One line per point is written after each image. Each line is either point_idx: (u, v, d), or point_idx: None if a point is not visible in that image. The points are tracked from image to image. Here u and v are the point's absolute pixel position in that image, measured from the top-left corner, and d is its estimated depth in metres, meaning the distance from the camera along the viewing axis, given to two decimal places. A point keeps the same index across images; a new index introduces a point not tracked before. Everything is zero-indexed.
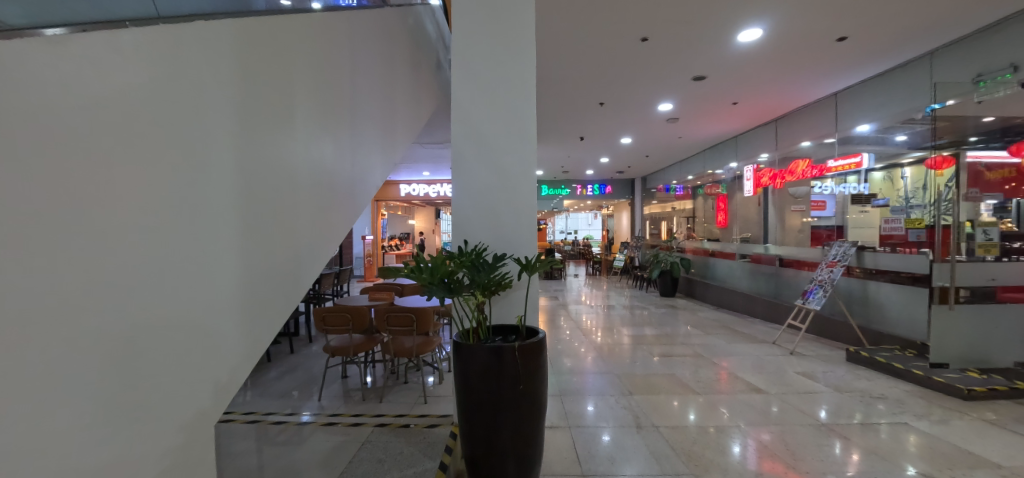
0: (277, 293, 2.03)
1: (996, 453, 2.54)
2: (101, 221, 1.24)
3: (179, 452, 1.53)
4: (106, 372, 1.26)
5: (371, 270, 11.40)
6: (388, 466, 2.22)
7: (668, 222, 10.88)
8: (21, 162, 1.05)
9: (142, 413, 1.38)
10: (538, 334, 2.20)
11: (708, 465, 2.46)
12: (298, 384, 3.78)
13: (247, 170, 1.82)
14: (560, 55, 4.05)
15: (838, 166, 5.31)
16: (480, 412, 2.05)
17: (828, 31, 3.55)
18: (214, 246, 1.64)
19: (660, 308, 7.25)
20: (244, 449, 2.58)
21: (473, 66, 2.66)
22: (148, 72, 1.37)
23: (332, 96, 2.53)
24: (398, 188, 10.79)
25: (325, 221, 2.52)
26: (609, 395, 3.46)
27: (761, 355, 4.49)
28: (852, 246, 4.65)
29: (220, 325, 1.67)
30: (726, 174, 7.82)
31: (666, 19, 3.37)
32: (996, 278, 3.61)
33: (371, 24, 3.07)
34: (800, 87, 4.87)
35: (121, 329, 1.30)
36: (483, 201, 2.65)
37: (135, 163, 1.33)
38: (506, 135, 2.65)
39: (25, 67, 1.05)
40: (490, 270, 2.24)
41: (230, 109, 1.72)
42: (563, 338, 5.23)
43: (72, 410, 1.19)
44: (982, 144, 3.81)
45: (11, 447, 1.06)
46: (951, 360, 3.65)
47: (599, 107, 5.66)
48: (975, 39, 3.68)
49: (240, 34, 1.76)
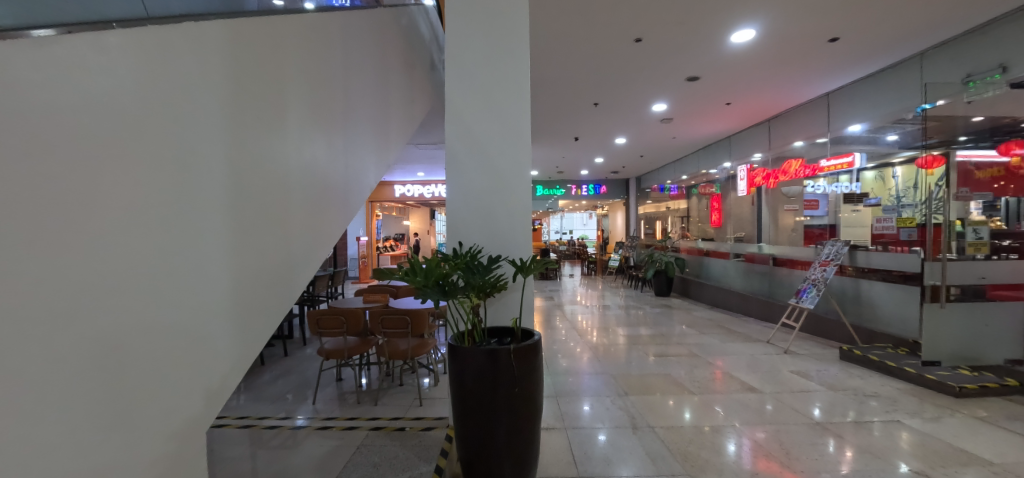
0: (270, 297, 2.01)
1: (987, 450, 2.56)
2: (89, 227, 1.22)
3: (171, 460, 1.51)
4: (95, 380, 1.25)
5: (366, 271, 11.37)
6: (383, 470, 2.20)
7: (662, 222, 10.92)
8: (5, 167, 1.02)
9: (134, 420, 1.36)
10: (533, 337, 2.19)
11: (704, 466, 2.46)
12: (292, 387, 3.76)
13: (239, 173, 1.79)
14: (555, 55, 4.03)
15: (830, 166, 5.37)
16: (476, 415, 2.04)
17: (820, 31, 3.56)
18: (205, 250, 1.62)
19: (655, 308, 7.26)
20: (237, 454, 2.56)
21: (465, 68, 2.65)
22: (136, 74, 1.35)
23: (325, 97, 2.51)
24: (393, 188, 10.69)
25: (319, 225, 2.50)
26: (605, 395, 3.46)
27: (755, 355, 4.52)
28: (845, 245, 4.71)
29: (210, 331, 1.65)
30: (720, 174, 7.85)
31: (661, 19, 3.37)
32: (986, 276, 3.67)
33: (364, 25, 3.05)
34: (793, 87, 4.89)
35: (111, 337, 1.28)
36: (478, 203, 2.65)
37: (122, 169, 1.30)
38: (500, 136, 2.65)
39: (6, 69, 1.01)
40: (485, 272, 2.22)
41: (219, 112, 1.69)
42: (558, 338, 5.23)
43: (62, 420, 1.17)
44: (971, 144, 3.79)
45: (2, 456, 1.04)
46: (942, 358, 3.70)
47: (594, 108, 5.66)
48: (964, 40, 3.72)
49: (227, 36, 1.73)
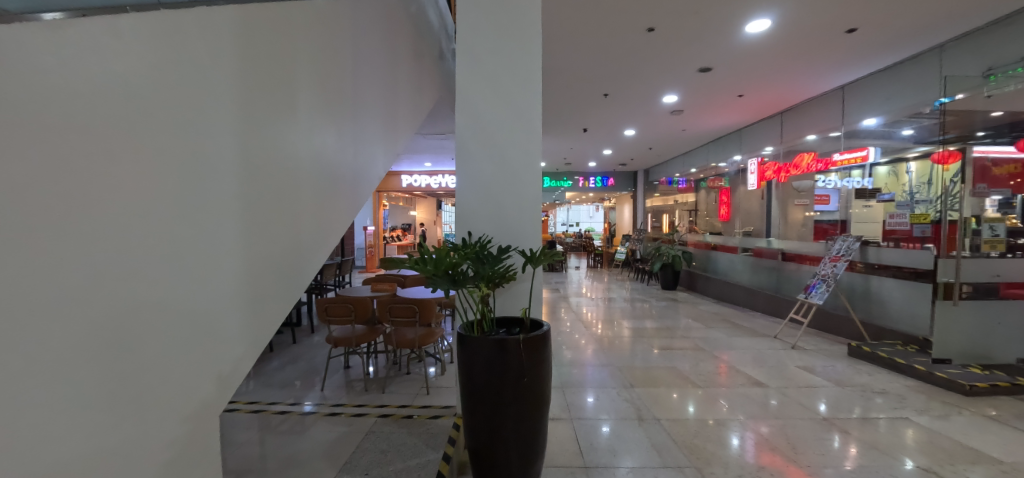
0: (282, 286, 2.03)
1: (996, 448, 2.55)
2: (100, 213, 1.22)
3: (182, 445, 1.53)
4: (109, 366, 1.26)
5: (372, 262, 11.44)
6: (391, 457, 2.22)
7: (670, 215, 10.94)
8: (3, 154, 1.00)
9: (148, 404, 1.38)
10: (542, 327, 2.19)
11: (710, 459, 2.46)
12: (301, 374, 3.81)
13: (250, 162, 1.80)
14: (567, 44, 3.98)
15: (843, 160, 5.31)
16: (484, 404, 2.05)
17: (837, 22, 3.49)
18: (216, 239, 1.63)
19: (661, 301, 7.25)
20: (247, 439, 2.60)
21: (478, 57, 2.62)
22: (150, 62, 1.35)
23: (334, 85, 2.49)
24: (400, 178, 10.68)
25: (329, 214, 2.51)
26: (610, 387, 3.47)
27: (762, 349, 4.50)
28: (856, 241, 4.64)
29: (222, 319, 1.66)
30: (730, 168, 7.82)
31: (674, 8, 3.31)
32: (1000, 274, 3.63)
33: (374, 12, 3.01)
34: (807, 80, 4.82)
35: (125, 323, 1.30)
36: (488, 193, 2.64)
37: (134, 152, 1.30)
38: (510, 127, 2.63)
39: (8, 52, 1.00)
40: (495, 263, 2.20)
41: (230, 101, 1.69)
42: (563, 329, 5.26)
43: (75, 404, 1.19)
44: (988, 140, 3.68)
45: (4, 442, 1.04)
46: (953, 356, 3.66)
47: (603, 99, 5.61)
48: (985, 33, 3.64)
49: (236, 24, 1.71)
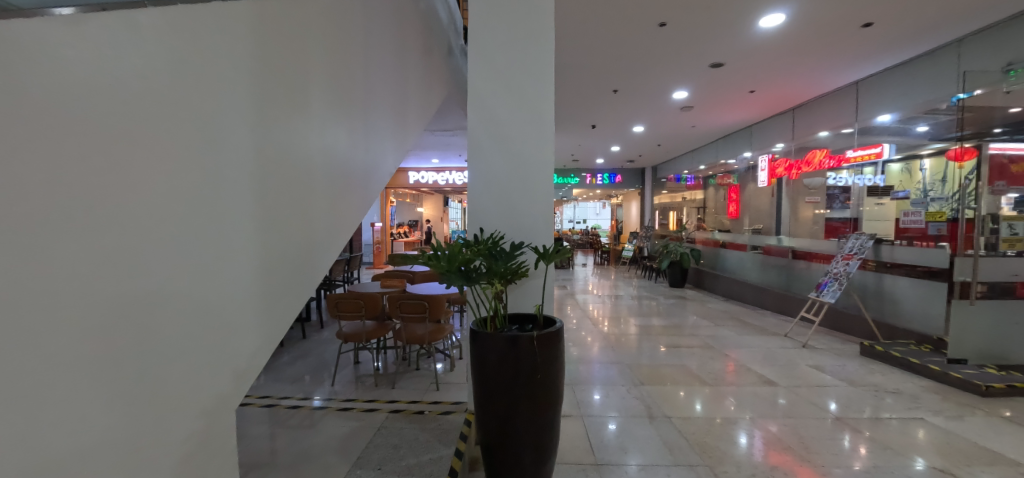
0: (296, 281, 2.04)
1: (1012, 450, 2.51)
2: (116, 210, 1.22)
3: (198, 440, 1.54)
4: (126, 361, 1.27)
5: (379, 258, 11.48)
6: (403, 452, 2.23)
7: (678, 212, 10.88)
8: (15, 154, 0.99)
9: (163, 400, 1.39)
10: (555, 324, 2.18)
11: (721, 458, 2.45)
12: (311, 369, 3.83)
13: (263, 158, 1.80)
14: (577, 39, 3.95)
15: (856, 157, 5.26)
16: (497, 401, 2.05)
17: (852, 17, 3.44)
18: (230, 235, 1.63)
19: (669, 299, 7.22)
20: (259, 433, 2.62)
21: (490, 52, 2.61)
22: (164, 58, 1.34)
23: (346, 80, 2.49)
24: (407, 175, 10.71)
25: (341, 210, 2.51)
26: (619, 384, 3.47)
27: (772, 348, 4.47)
28: (869, 239, 4.58)
29: (236, 314, 1.67)
30: (740, 165, 7.77)
31: (687, 2, 3.27)
32: (1018, 273, 3.56)
33: (385, 8, 3.01)
34: (820, 75, 4.75)
35: (141, 320, 1.31)
36: (500, 189, 2.63)
37: (149, 148, 1.30)
38: (522, 123, 2.61)
39: (18, 51, 0.99)
40: (508, 259, 2.18)
41: (244, 97, 1.69)
42: (570, 326, 5.25)
43: (91, 400, 1.19)
44: (1006, 137, 3.64)
45: (24, 437, 1.05)
46: (968, 356, 3.61)
47: (612, 95, 5.57)
48: (1006, 28, 3.57)
49: (249, 19, 1.70)
